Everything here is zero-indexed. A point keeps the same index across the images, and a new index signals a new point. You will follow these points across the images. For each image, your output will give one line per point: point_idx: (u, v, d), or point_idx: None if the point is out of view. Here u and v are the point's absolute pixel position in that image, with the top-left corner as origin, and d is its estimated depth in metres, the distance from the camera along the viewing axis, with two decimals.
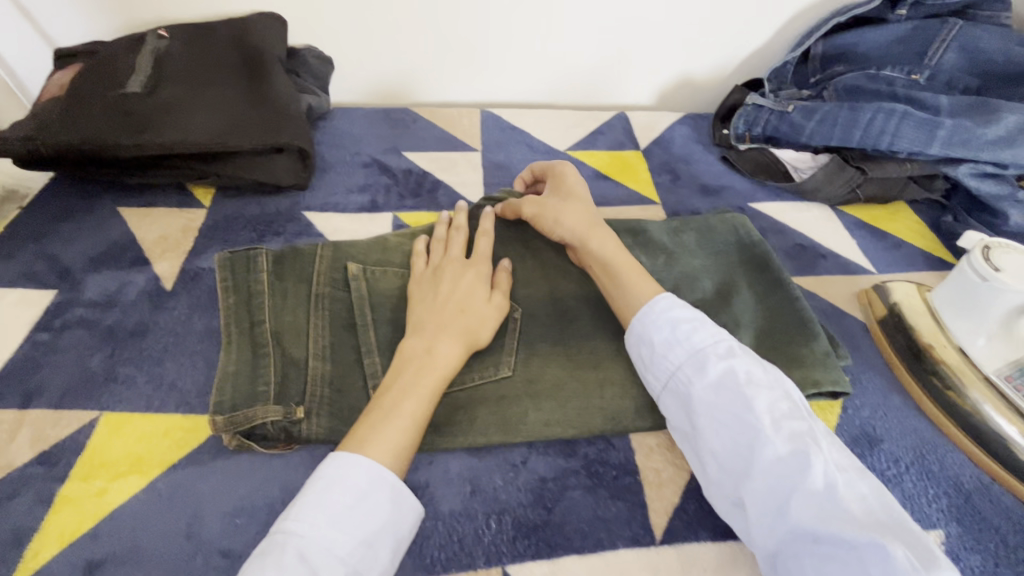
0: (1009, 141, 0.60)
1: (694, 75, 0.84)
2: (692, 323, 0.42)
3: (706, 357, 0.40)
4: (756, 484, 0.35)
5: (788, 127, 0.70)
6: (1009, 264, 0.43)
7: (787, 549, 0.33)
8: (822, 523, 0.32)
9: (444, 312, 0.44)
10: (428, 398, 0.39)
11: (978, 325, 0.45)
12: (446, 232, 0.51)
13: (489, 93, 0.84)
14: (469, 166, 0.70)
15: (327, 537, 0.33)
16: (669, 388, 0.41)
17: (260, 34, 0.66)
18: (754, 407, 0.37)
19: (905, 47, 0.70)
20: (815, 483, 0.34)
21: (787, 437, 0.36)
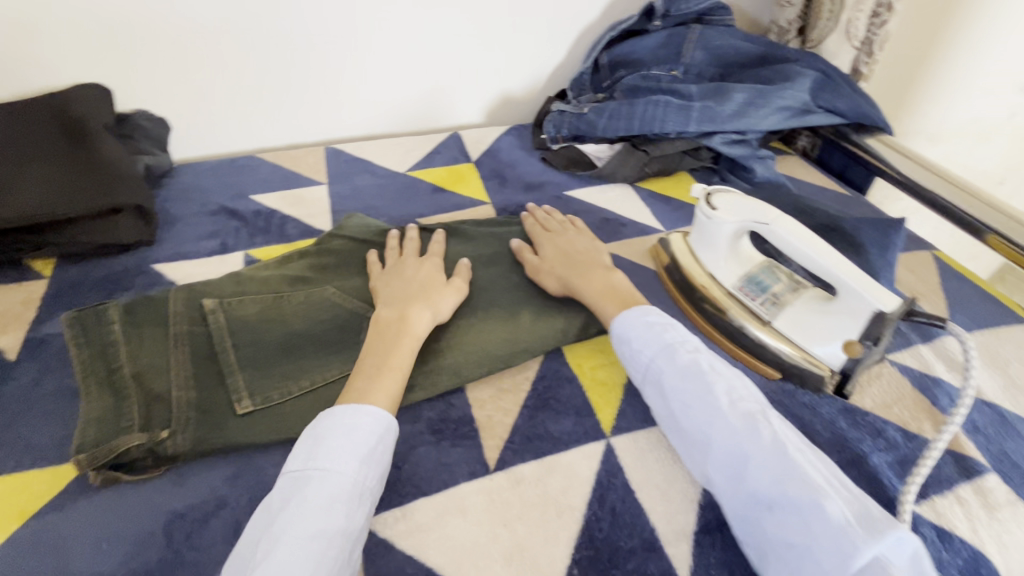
0: (742, 113, 0.77)
1: (513, 92, 0.97)
2: (651, 332, 0.49)
3: (675, 351, 0.47)
4: (670, 405, 0.45)
5: (586, 126, 0.83)
6: (723, 204, 0.56)
7: (703, 460, 0.42)
8: (711, 428, 0.42)
9: (406, 290, 0.54)
10: (404, 356, 0.48)
11: (717, 255, 0.58)
12: (400, 243, 0.63)
13: (331, 132, 0.91)
14: (316, 199, 0.77)
15: (329, 461, 0.41)
16: (647, 379, 0.48)
17: (81, 104, 0.69)
18: (676, 345, 0.48)
19: (665, 50, 0.87)
20: (708, 396, 0.44)
21: (690, 366, 0.46)
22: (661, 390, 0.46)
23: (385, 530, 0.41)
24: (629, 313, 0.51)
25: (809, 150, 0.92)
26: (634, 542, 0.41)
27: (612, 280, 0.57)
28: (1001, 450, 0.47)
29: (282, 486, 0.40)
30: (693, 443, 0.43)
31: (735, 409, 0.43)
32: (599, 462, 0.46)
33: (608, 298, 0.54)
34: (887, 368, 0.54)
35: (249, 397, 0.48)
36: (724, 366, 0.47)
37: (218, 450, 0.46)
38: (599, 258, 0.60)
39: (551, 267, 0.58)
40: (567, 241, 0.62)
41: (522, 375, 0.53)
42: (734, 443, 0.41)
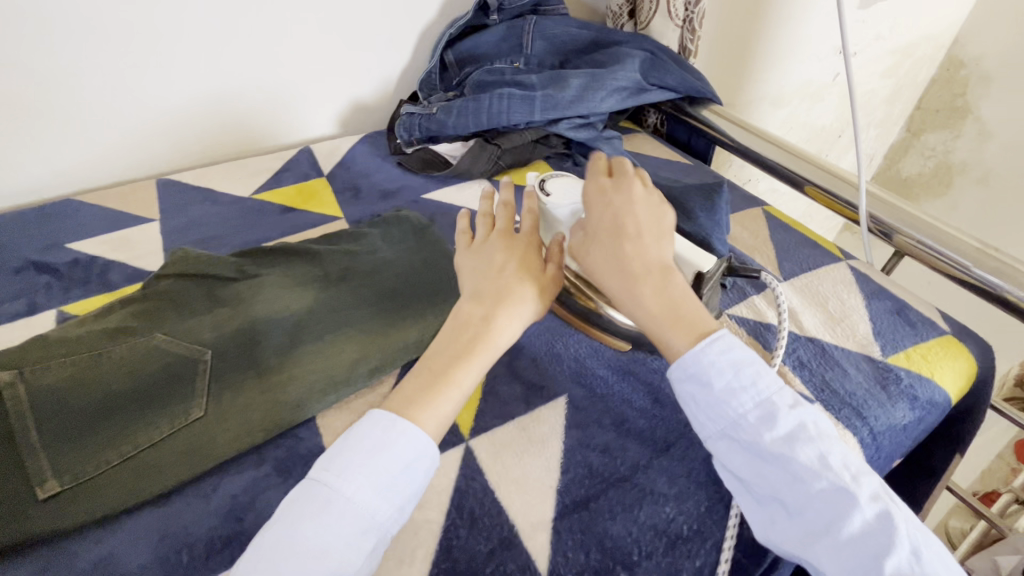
0: (582, 98, 0.79)
1: (363, 98, 0.94)
2: (738, 382, 0.41)
3: (773, 410, 0.41)
4: (762, 472, 0.40)
5: (437, 126, 0.81)
6: (556, 189, 0.54)
7: (797, 536, 0.39)
8: (831, 511, 0.38)
9: (492, 282, 0.45)
10: (477, 370, 0.42)
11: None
12: (490, 206, 0.52)
13: (164, 163, 0.83)
14: (146, 237, 0.69)
15: (345, 492, 0.38)
16: (726, 432, 0.42)
17: None
18: (775, 401, 0.41)
19: (507, 43, 0.88)
20: (824, 469, 0.38)
21: (794, 428, 0.40)
22: (752, 454, 0.40)
23: None
24: (696, 351, 0.41)
25: (659, 126, 0.98)
26: (492, 544, 0.40)
27: (669, 281, 0.44)
28: (822, 380, 0.52)
29: (290, 522, 0.37)
30: (784, 515, 0.39)
31: (862, 488, 0.38)
32: (457, 469, 0.45)
33: (664, 316, 0.43)
34: (727, 323, 0.58)
35: (53, 477, 0.43)
36: (823, 423, 0.41)
37: (19, 543, 0.41)
38: (661, 244, 0.46)
39: (597, 257, 0.46)
40: (626, 216, 0.47)
41: None
42: (850, 523, 0.37)
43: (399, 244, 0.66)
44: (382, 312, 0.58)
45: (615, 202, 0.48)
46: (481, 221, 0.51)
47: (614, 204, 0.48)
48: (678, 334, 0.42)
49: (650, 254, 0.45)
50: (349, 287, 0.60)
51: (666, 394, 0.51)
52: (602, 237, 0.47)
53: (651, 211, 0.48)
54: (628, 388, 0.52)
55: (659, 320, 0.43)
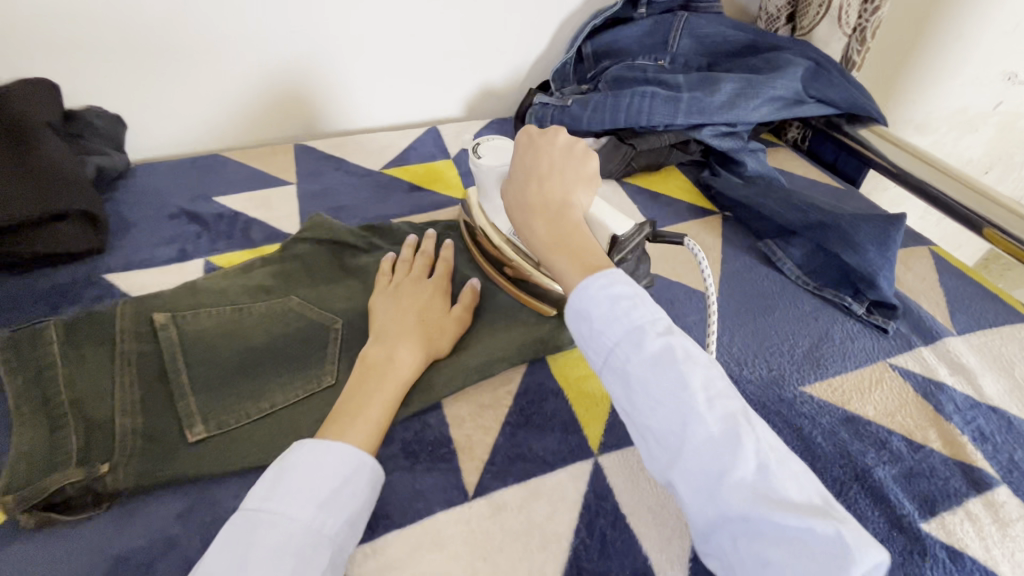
0: (732, 104, 0.73)
1: (492, 84, 0.92)
2: (613, 310, 0.39)
3: (642, 335, 0.38)
4: (632, 400, 0.37)
5: (570, 119, 0.79)
6: (488, 152, 0.53)
7: (662, 466, 0.36)
8: (682, 436, 0.35)
9: (398, 321, 0.48)
10: (387, 403, 0.43)
11: (495, 205, 0.54)
12: (412, 255, 0.56)
13: (300, 129, 0.86)
14: (285, 200, 0.72)
15: (283, 516, 0.35)
16: (609, 365, 0.39)
17: (18, 100, 0.62)
18: (646, 327, 0.38)
19: (651, 39, 0.84)
20: (679, 393, 0.36)
21: (659, 352, 0.37)
22: (626, 384, 0.38)
23: (353, 569, 0.38)
24: (585, 283, 0.40)
25: (799, 141, 0.90)
26: (625, 572, 0.38)
27: (563, 219, 0.45)
28: (1009, 459, 0.45)
29: (227, 568, 0.33)
30: (650, 440, 0.37)
31: (713, 408, 0.36)
32: (586, 485, 0.42)
33: (559, 246, 0.44)
34: (889, 373, 0.52)
35: (202, 422, 0.45)
36: (694, 348, 0.38)
37: (167, 482, 0.42)
38: (563, 190, 0.46)
39: (510, 196, 0.48)
40: (538, 161, 0.48)
41: (503, 388, 0.49)
42: (709, 450, 0.34)
43: None
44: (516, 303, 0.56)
45: (538, 160, 0.48)
46: (396, 269, 0.54)
47: (529, 157, 0.48)
48: (574, 266, 0.42)
49: (554, 199, 0.46)
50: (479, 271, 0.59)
51: (819, 444, 0.45)
52: (517, 177, 0.48)
53: (564, 159, 0.48)
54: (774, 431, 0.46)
55: (563, 252, 0.43)
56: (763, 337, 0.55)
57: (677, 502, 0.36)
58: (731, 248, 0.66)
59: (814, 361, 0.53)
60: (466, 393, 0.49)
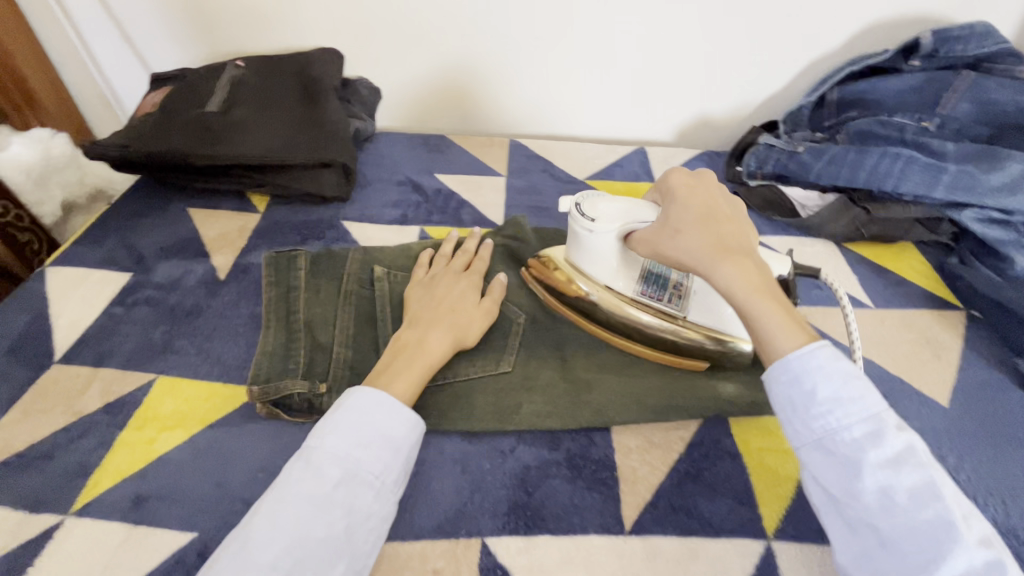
0: (1014, 188, 0.61)
1: (713, 115, 0.88)
2: (844, 395, 0.35)
3: (885, 434, 0.34)
4: (855, 494, 0.33)
5: (796, 167, 0.72)
6: (600, 211, 0.49)
7: (884, 567, 0.32)
8: (902, 535, 0.32)
9: (433, 309, 0.49)
10: (419, 378, 0.44)
11: (609, 266, 0.51)
12: (454, 251, 0.58)
13: (516, 126, 0.91)
14: (494, 190, 0.77)
15: (337, 453, 0.37)
16: (822, 445, 0.35)
17: (317, 66, 0.76)
18: (884, 416, 0.35)
19: (919, 95, 0.73)
20: (929, 499, 0.32)
21: (898, 448, 0.34)
22: (848, 476, 0.34)
23: (505, 557, 0.39)
24: (808, 351, 0.37)
25: None
26: None
27: (750, 261, 0.41)
28: None
29: (278, 491, 0.35)
30: (868, 530, 0.33)
31: (923, 508, 0.32)
32: (753, 566, 0.39)
33: (761, 294, 0.39)
34: None
35: None
36: (905, 437, 0.34)
37: None
38: (739, 230, 0.44)
39: (686, 239, 0.43)
40: (716, 207, 0.45)
41: (675, 432, 0.47)
42: (953, 549, 0.31)
43: None
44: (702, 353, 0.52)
45: (718, 208, 0.44)
46: (437, 261, 0.56)
47: (715, 204, 0.45)
48: (788, 321, 0.38)
49: (741, 243, 0.43)
50: None
51: None
52: (694, 221, 0.44)
53: (712, 199, 0.46)
54: None
55: (758, 300, 0.39)
56: (1002, 473, 0.46)
57: None
58: (974, 357, 0.56)
59: None
60: (637, 425, 0.48)
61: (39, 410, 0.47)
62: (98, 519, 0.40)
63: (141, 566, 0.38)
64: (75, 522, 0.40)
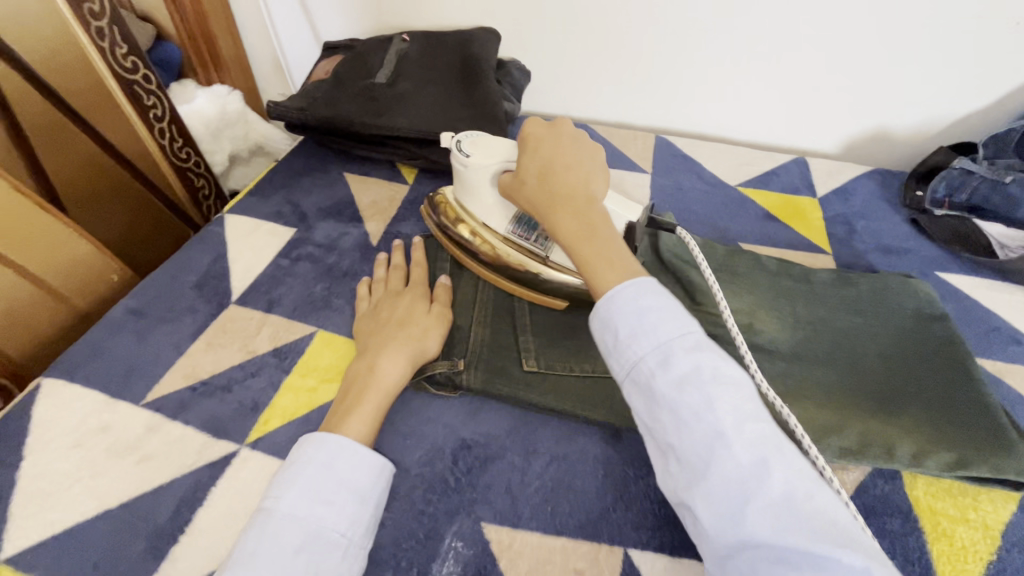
0: None
1: (892, 129, 0.79)
2: (639, 325, 0.37)
3: (653, 368, 0.36)
4: (677, 423, 0.34)
5: (1001, 200, 0.62)
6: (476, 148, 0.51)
7: (682, 483, 0.34)
8: (706, 458, 0.33)
9: (381, 330, 0.48)
10: (372, 415, 0.43)
11: (485, 203, 0.52)
12: (386, 271, 0.56)
13: (661, 121, 0.87)
14: (637, 184, 0.74)
15: (301, 515, 0.36)
16: (630, 378, 0.37)
17: (478, 44, 0.76)
18: (673, 343, 0.36)
19: None
20: (705, 416, 0.33)
21: (687, 373, 0.35)
22: (650, 400, 0.35)
23: (650, 573, 0.38)
24: (614, 291, 0.38)
25: None
26: None
27: (586, 210, 0.43)
28: None
29: (236, 565, 0.33)
30: (669, 448, 0.35)
31: (742, 434, 0.33)
32: None
33: (588, 237, 0.41)
34: None
35: (534, 358, 0.48)
36: (732, 369, 0.35)
37: (500, 398, 0.47)
38: (584, 174, 0.45)
39: (526, 195, 0.46)
40: (557, 159, 0.45)
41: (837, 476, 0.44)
42: (709, 455, 0.32)
43: (886, 316, 0.54)
44: (873, 397, 0.47)
45: (553, 163, 0.45)
46: (374, 288, 0.54)
47: (546, 155, 0.45)
48: (616, 267, 0.40)
49: (576, 187, 0.44)
50: (839, 348, 0.51)
51: None
52: (531, 175, 0.45)
53: (573, 144, 0.47)
54: None
55: (593, 248, 0.41)
56: None
57: (696, 528, 0.33)
58: None
59: None
60: None
61: (220, 344, 0.51)
62: (267, 454, 0.44)
63: None
64: (248, 453, 0.44)
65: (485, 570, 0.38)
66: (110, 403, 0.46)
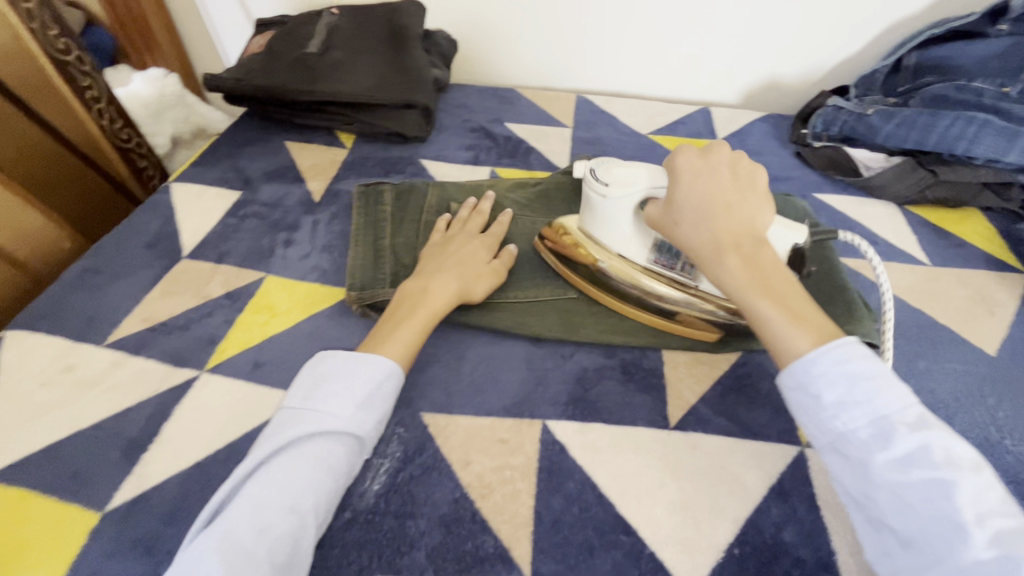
0: None
1: (784, 79, 0.89)
2: (842, 399, 0.35)
3: (877, 443, 0.34)
4: (903, 509, 0.33)
5: (864, 129, 0.73)
6: (614, 177, 0.48)
7: (903, 557, 0.32)
8: (939, 548, 0.31)
9: (451, 262, 0.53)
10: (416, 328, 0.47)
11: (620, 232, 0.50)
12: (469, 213, 0.60)
13: (584, 84, 0.94)
14: (560, 139, 0.81)
15: (325, 415, 0.41)
16: (835, 447, 0.36)
17: (405, 15, 0.81)
18: (892, 418, 0.34)
19: (1001, 62, 0.71)
20: (937, 502, 0.31)
21: (912, 450, 0.33)
22: (863, 477, 0.34)
23: (563, 435, 0.45)
24: (811, 356, 0.36)
25: None
26: (801, 549, 0.40)
27: (760, 256, 0.40)
28: None
29: (271, 451, 0.39)
30: (883, 524, 0.34)
31: (985, 529, 0.30)
32: (785, 465, 0.44)
33: (774, 292, 0.38)
34: None
35: None
36: (965, 451, 0.33)
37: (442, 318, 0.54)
38: (752, 216, 0.42)
39: (682, 232, 0.43)
40: (724, 197, 0.42)
41: (722, 352, 0.52)
42: (922, 531, 0.32)
43: None
44: None
45: (731, 199, 0.42)
46: (450, 225, 0.59)
47: (727, 203, 0.42)
48: (797, 325, 0.37)
49: (745, 230, 0.41)
50: None
51: None
52: (700, 211, 0.42)
53: (740, 187, 0.43)
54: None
55: (780, 302, 0.38)
56: None
57: None
58: None
59: None
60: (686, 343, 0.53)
61: (175, 292, 0.56)
62: (225, 378, 0.49)
63: (264, 416, 0.46)
64: (208, 378, 0.49)
65: (424, 445, 0.45)
66: (73, 347, 0.50)
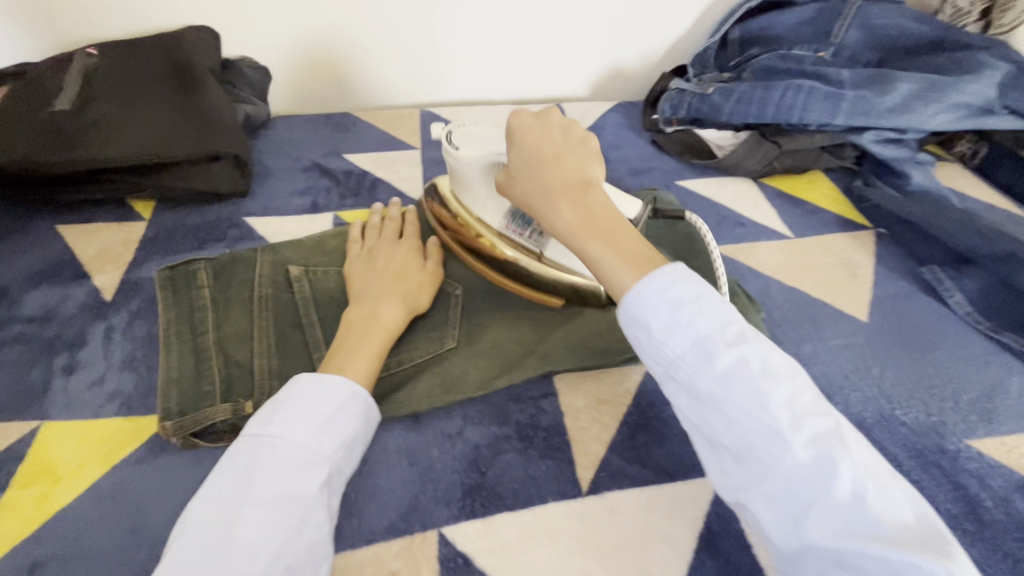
0: (905, 108, 0.66)
1: (626, 66, 0.87)
2: (668, 324, 0.34)
3: (712, 353, 0.33)
4: (731, 426, 0.32)
5: (709, 108, 0.73)
6: (465, 139, 0.49)
7: (738, 473, 0.32)
8: (767, 459, 0.31)
9: (384, 278, 0.48)
10: (374, 356, 0.42)
11: (478, 193, 0.50)
12: (381, 220, 0.55)
13: (427, 96, 0.85)
14: (410, 164, 0.72)
15: (279, 440, 0.36)
16: (669, 375, 0.35)
17: (187, 46, 0.66)
18: (711, 336, 0.33)
19: (812, 27, 0.75)
20: (758, 416, 0.31)
21: (732, 367, 0.32)
22: (696, 399, 0.33)
23: (464, 544, 0.38)
24: (637, 288, 0.35)
25: (968, 158, 0.74)
26: None
27: (588, 199, 0.40)
28: None
29: (226, 499, 0.33)
30: (723, 447, 0.33)
31: (799, 432, 0.31)
32: (708, 503, 0.41)
33: (603, 236, 0.38)
34: None
35: None
36: (779, 359, 0.33)
37: None
38: (579, 163, 0.42)
39: (523, 188, 0.42)
40: (551, 147, 0.42)
41: (621, 384, 0.47)
42: (766, 457, 0.31)
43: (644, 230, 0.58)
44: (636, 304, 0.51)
45: (553, 151, 0.41)
46: (365, 233, 0.54)
47: (555, 155, 0.41)
48: (626, 262, 0.37)
49: (573, 177, 0.41)
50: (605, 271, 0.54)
51: (988, 510, 0.40)
52: (531, 163, 0.41)
53: (566, 140, 0.42)
54: (931, 483, 0.42)
55: (609, 246, 0.38)
56: (919, 375, 0.49)
57: (756, 525, 0.32)
58: (884, 270, 0.59)
59: (984, 414, 0.46)
60: (583, 383, 0.47)
61: None
62: None
63: None
64: None
65: None
66: None
